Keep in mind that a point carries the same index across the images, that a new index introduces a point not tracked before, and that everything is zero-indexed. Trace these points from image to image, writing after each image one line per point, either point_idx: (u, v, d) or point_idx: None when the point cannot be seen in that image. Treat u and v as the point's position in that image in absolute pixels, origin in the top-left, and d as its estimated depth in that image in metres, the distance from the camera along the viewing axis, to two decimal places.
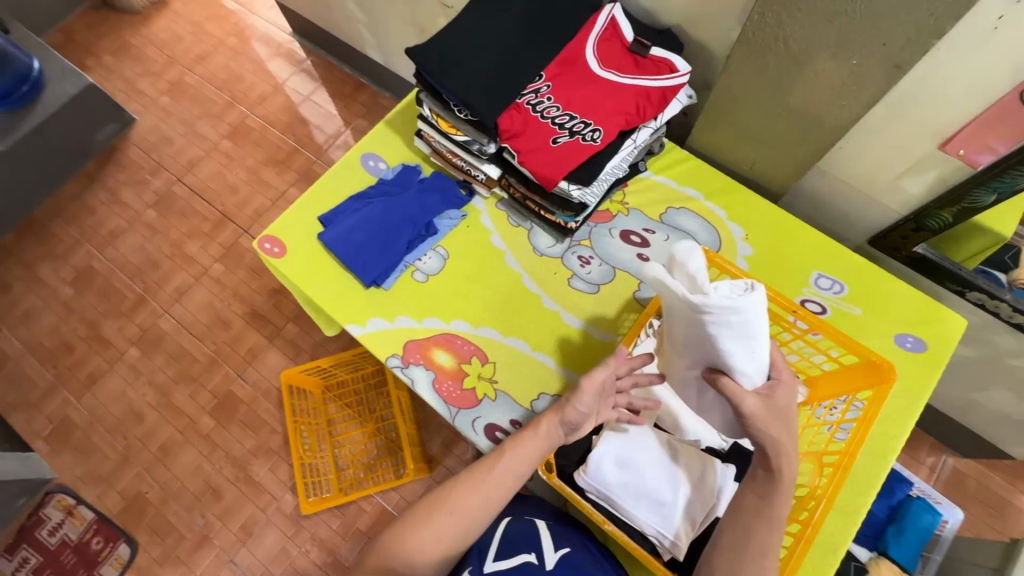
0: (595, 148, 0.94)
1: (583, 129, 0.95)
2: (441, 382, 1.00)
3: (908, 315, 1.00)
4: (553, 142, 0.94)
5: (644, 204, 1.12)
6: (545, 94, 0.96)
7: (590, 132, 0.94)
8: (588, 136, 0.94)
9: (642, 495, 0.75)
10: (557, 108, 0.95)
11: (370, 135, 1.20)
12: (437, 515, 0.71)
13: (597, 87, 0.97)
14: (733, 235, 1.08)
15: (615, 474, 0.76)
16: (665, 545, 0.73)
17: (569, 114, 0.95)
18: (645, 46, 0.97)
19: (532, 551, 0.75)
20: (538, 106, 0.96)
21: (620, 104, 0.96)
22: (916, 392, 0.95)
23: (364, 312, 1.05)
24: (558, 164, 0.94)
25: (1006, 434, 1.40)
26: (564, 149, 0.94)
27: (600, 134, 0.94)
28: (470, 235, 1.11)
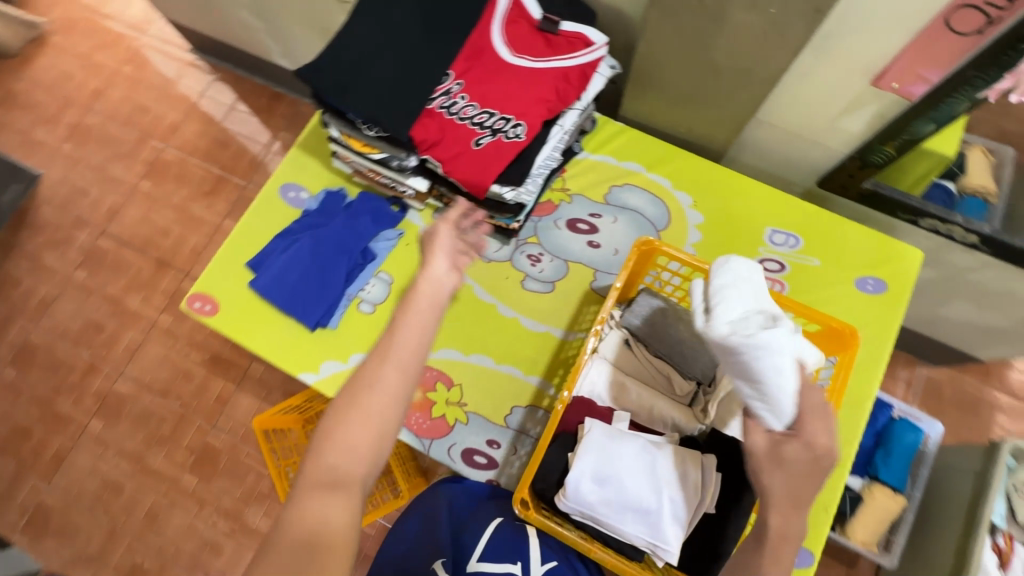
0: (521, 145, 0.87)
1: (504, 124, 0.87)
2: (409, 415, 0.95)
3: (865, 257, 0.99)
4: (475, 144, 0.87)
5: (586, 187, 1.06)
6: (457, 93, 0.88)
7: (513, 127, 0.87)
8: (511, 133, 0.87)
9: (627, 509, 0.72)
10: (473, 105, 0.87)
11: (285, 163, 1.11)
12: (340, 430, 0.63)
13: (510, 75, 0.88)
14: (681, 204, 1.04)
15: (595, 492, 0.73)
16: (659, 554, 0.71)
17: (487, 111, 0.87)
18: (555, 22, 0.89)
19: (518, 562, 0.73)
20: (452, 107, 0.87)
21: (540, 92, 0.88)
22: (882, 334, 0.95)
23: (314, 357, 0.99)
24: (485, 168, 0.86)
25: (974, 341, 1.43)
26: (488, 150, 0.87)
27: (524, 128, 0.87)
28: (411, 253, 1.03)
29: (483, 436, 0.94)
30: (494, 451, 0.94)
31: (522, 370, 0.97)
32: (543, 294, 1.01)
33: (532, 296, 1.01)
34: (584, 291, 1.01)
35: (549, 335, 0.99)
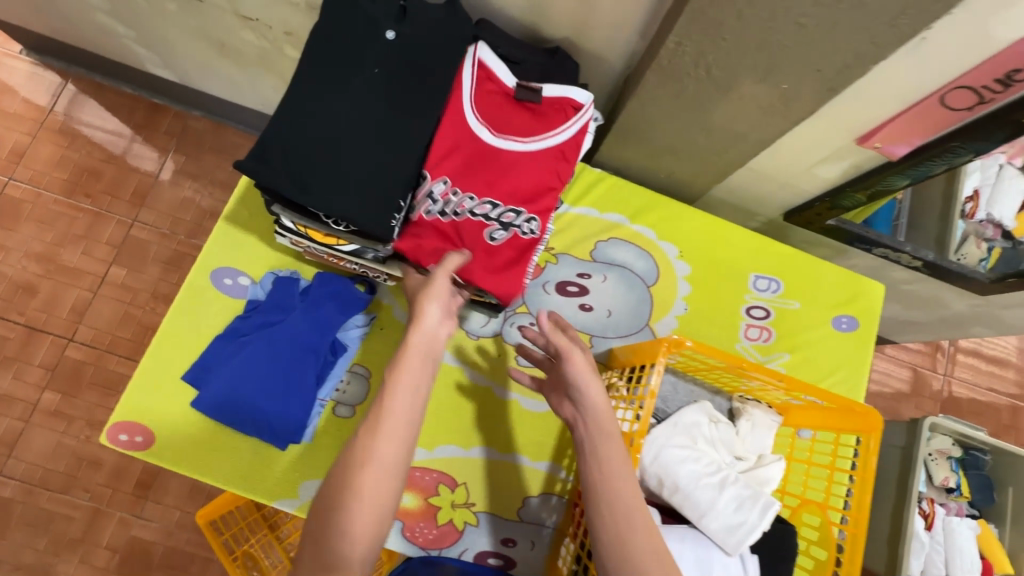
0: (537, 242, 0.80)
1: (516, 219, 0.79)
2: (412, 527, 0.86)
3: (837, 296, 1.03)
4: (490, 240, 0.78)
5: (570, 244, 0.99)
6: (446, 192, 0.76)
7: (526, 222, 0.79)
8: (525, 228, 0.79)
9: None
10: (472, 199, 0.77)
11: (211, 241, 0.91)
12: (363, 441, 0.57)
13: (505, 161, 0.78)
14: (668, 256, 1.01)
15: None
16: None
17: (489, 203, 0.77)
18: (534, 88, 0.78)
19: None
20: (448, 210, 0.76)
21: (543, 173, 0.79)
22: (859, 370, 1.00)
23: (290, 479, 0.84)
24: (504, 271, 0.78)
25: (895, 330, 1.59)
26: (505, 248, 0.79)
27: (537, 223, 0.79)
28: (388, 340, 0.91)
29: (497, 535, 0.87)
30: (510, 549, 0.88)
31: (529, 456, 0.90)
32: (540, 368, 0.94)
33: (529, 373, 0.93)
34: None
35: (552, 413, 0.92)
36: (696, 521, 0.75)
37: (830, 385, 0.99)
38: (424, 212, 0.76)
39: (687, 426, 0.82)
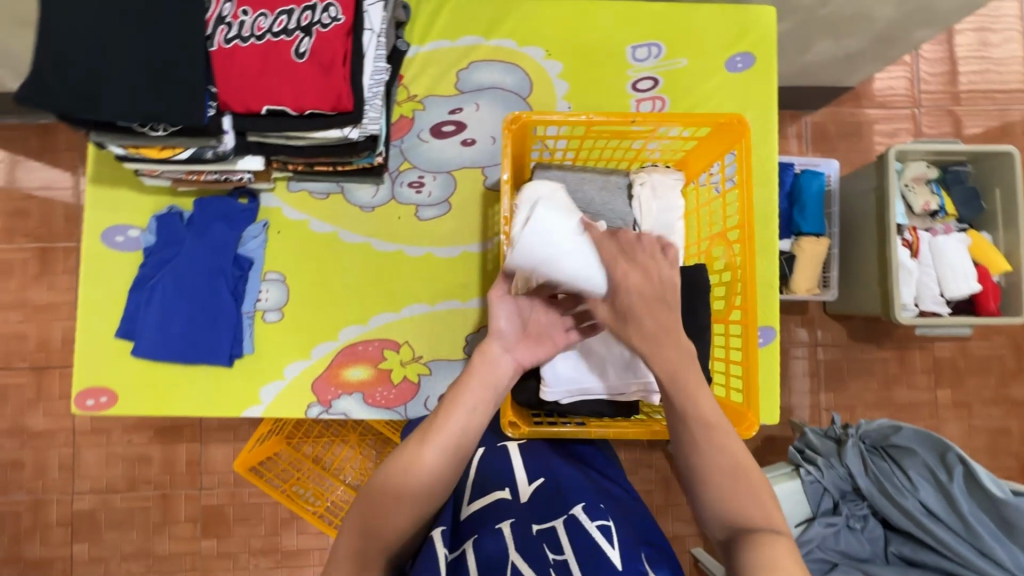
0: (346, 27, 0.74)
1: (314, 15, 0.74)
2: (372, 394, 0.91)
3: (726, 36, 0.95)
4: (298, 56, 0.73)
5: (432, 85, 0.94)
6: (236, 15, 0.73)
7: (325, 12, 0.73)
8: (326, 19, 0.74)
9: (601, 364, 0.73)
10: (264, 15, 0.73)
11: (88, 208, 0.91)
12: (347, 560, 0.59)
13: None
14: (536, 60, 0.95)
15: (569, 368, 0.73)
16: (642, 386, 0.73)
17: (283, 13, 0.73)
18: None
19: (504, 488, 0.74)
20: (244, 31, 0.72)
21: None
22: (765, 104, 0.95)
23: (250, 388, 0.90)
24: (324, 78, 0.73)
25: (842, 71, 1.49)
26: (314, 54, 0.73)
27: (337, 9, 0.74)
28: (288, 239, 0.92)
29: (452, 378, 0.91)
30: None
31: (459, 299, 0.92)
32: (443, 217, 0.93)
33: (433, 224, 0.93)
34: (481, 196, 0.93)
35: (467, 253, 0.93)
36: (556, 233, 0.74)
37: None
38: (221, 41, 0.72)
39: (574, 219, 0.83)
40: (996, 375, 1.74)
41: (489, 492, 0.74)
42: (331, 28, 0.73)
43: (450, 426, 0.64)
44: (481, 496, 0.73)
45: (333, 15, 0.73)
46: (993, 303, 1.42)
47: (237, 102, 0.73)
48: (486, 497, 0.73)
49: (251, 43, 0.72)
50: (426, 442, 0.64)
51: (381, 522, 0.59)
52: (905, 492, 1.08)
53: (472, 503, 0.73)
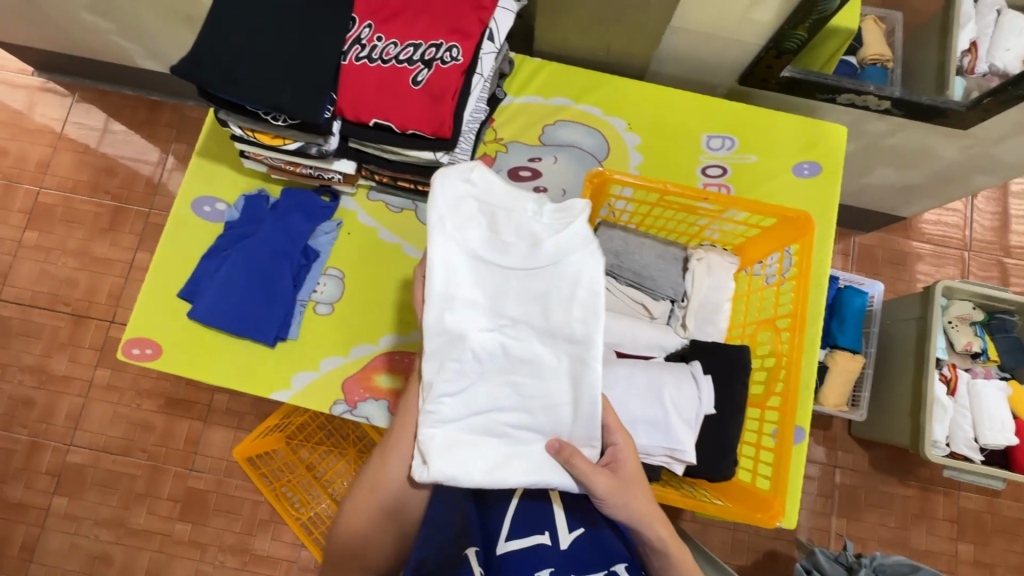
0: (462, 69, 0.81)
1: (437, 52, 0.81)
2: (397, 404, 0.93)
3: (797, 143, 1.02)
4: (414, 83, 0.80)
5: (518, 133, 1.02)
6: (370, 38, 0.81)
7: (446, 50, 0.81)
8: (447, 57, 0.81)
9: (638, 422, 0.72)
10: (393, 43, 0.81)
11: (187, 176, 1.00)
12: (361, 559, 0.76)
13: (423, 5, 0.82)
14: (617, 130, 1.02)
15: None
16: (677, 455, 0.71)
17: (410, 45, 0.81)
18: None
19: (544, 532, 0.69)
20: (373, 53, 0.81)
21: (454, 19, 0.82)
22: (825, 212, 1.00)
23: (285, 372, 0.93)
24: (432, 107, 0.81)
25: (896, 200, 1.54)
26: (428, 85, 0.80)
27: (458, 50, 0.81)
28: (355, 241, 0.98)
29: None
30: None
31: None
32: None
33: None
34: None
35: None
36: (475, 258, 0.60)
37: None
38: (353, 58, 0.80)
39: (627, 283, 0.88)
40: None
41: (529, 534, 0.69)
42: (447, 66, 0.80)
43: (390, 470, 0.73)
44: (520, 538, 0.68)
45: (451, 54, 0.81)
46: None
47: (350, 109, 0.81)
48: (527, 541, 0.68)
49: (377, 65, 0.80)
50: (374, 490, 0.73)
51: (361, 550, 0.75)
52: None
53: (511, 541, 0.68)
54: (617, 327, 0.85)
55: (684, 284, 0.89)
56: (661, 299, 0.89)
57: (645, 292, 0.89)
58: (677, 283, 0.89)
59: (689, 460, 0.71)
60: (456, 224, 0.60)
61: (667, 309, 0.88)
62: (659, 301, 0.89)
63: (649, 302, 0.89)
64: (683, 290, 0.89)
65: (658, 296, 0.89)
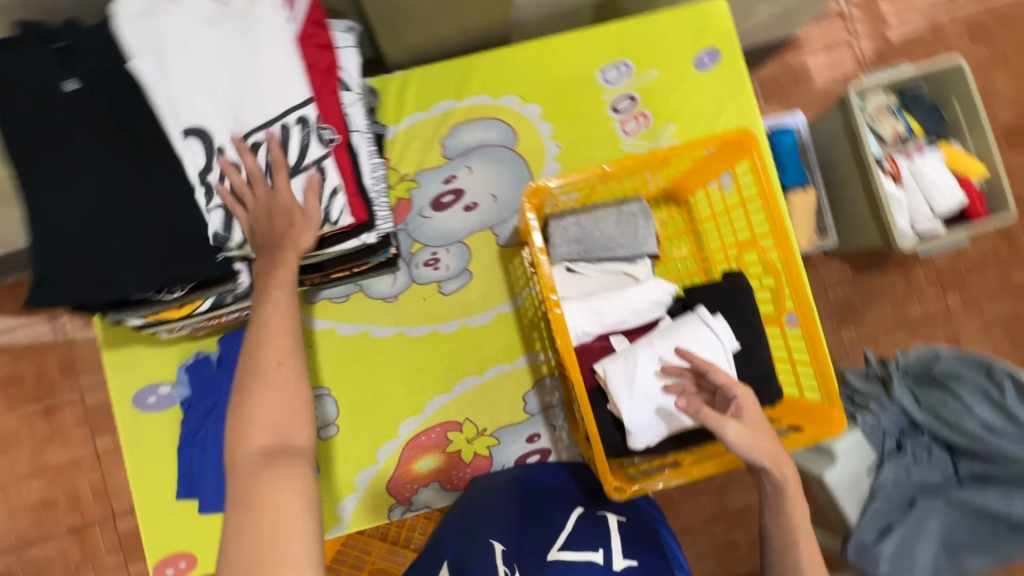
0: (341, 143, 0.73)
1: (311, 137, 0.70)
2: (448, 478, 0.90)
3: (687, 37, 0.96)
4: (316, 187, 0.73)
5: (419, 159, 0.94)
6: (230, 164, 0.68)
7: (321, 131, 0.70)
8: (325, 140, 0.71)
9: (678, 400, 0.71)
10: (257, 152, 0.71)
11: (110, 374, 0.88)
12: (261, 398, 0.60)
13: None
14: (514, 108, 0.95)
15: (649, 411, 0.71)
16: None
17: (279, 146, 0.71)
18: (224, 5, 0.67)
19: (598, 550, 0.64)
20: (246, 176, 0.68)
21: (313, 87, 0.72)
22: (742, 93, 0.96)
23: (325, 510, 0.89)
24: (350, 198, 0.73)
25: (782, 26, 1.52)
26: (331, 174, 0.71)
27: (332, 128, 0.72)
28: (321, 350, 0.91)
29: (519, 441, 0.91)
30: (537, 442, 0.92)
31: (506, 361, 0.92)
32: (466, 286, 0.92)
33: (458, 297, 0.92)
34: (497, 255, 0.93)
35: (501, 314, 0.92)
36: (207, 123, 0.67)
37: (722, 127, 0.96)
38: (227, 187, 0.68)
39: (147, 40, 0.65)
40: None
41: (584, 551, 0.64)
42: (333, 148, 0.72)
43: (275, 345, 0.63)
44: (572, 550, 0.64)
45: (328, 135, 0.72)
46: (979, 206, 1.47)
47: None
48: (580, 555, 0.63)
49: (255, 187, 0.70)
50: (283, 364, 0.62)
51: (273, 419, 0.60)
52: (961, 415, 1.06)
53: (563, 552, 0.64)
54: (611, 306, 0.81)
55: (298, 118, 0.69)
56: (276, 132, 0.69)
57: (209, 102, 0.67)
58: (282, 116, 0.69)
59: None
60: (193, 109, 0.67)
61: (317, 183, 0.71)
62: (293, 153, 0.70)
63: (265, 151, 0.69)
64: (296, 124, 0.69)
65: (262, 116, 0.68)
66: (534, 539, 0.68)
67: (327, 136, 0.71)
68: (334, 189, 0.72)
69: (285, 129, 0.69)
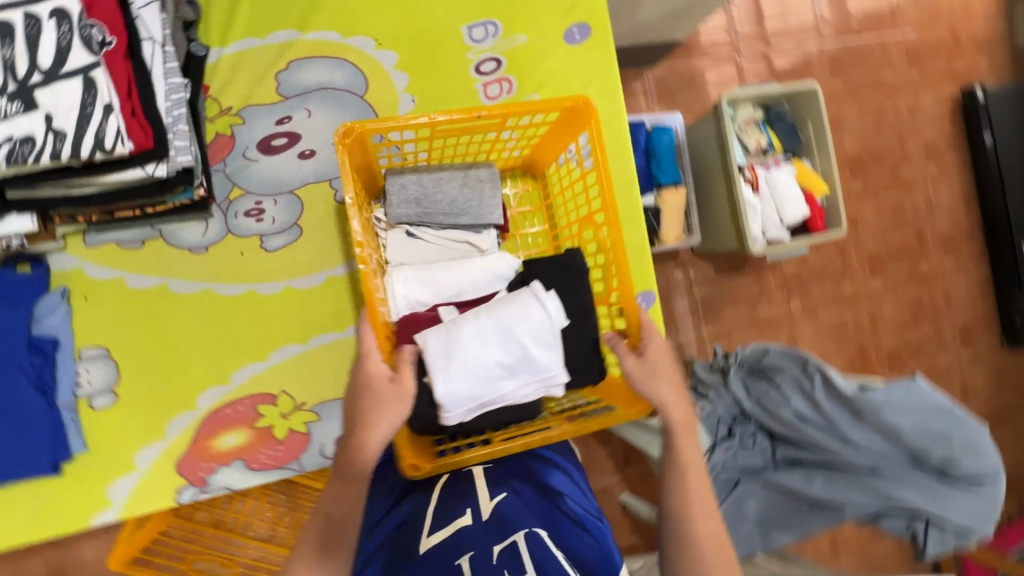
0: (119, 51, 0.61)
1: (67, 33, 0.58)
2: (254, 458, 0.79)
3: (559, 6, 0.92)
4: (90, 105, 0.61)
5: (247, 93, 0.81)
6: None
7: (86, 27, 0.59)
8: (91, 40, 0.59)
9: (499, 377, 0.68)
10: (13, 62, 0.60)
11: None
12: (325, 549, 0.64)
13: None
14: (365, 51, 0.85)
15: (466, 386, 0.66)
16: (546, 386, 0.70)
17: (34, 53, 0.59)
18: None
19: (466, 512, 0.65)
20: None
21: None
22: (609, 71, 0.94)
23: (91, 493, 0.75)
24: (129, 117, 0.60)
25: (670, 27, 1.55)
26: (96, 83, 0.58)
27: (104, 28, 0.60)
28: (100, 303, 0.76)
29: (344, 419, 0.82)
30: None
31: (333, 330, 0.82)
32: (294, 243, 0.82)
33: (284, 254, 0.81)
34: (334, 212, 0.83)
35: (334, 277, 0.82)
36: None
37: None
38: None
39: None
40: (852, 284, 1.91)
41: (451, 522, 0.64)
42: (103, 54, 0.60)
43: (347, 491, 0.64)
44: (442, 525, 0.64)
45: (98, 36, 0.60)
46: (820, 221, 1.63)
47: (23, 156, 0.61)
48: (447, 530, 0.63)
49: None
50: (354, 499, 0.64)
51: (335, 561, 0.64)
52: (780, 404, 1.14)
53: (432, 534, 0.63)
54: (450, 276, 0.77)
55: (52, 11, 0.58)
56: (18, 23, 0.58)
57: None
58: (26, 5, 0.58)
59: (562, 381, 0.70)
60: None
61: (81, 93, 0.58)
62: (46, 55, 0.58)
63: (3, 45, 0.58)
64: (47, 17, 0.58)
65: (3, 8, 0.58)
66: (408, 542, 0.65)
67: (93, 40, 0.59)
68: (107, 106, 0.59)
69: (29, 21, 0.58)
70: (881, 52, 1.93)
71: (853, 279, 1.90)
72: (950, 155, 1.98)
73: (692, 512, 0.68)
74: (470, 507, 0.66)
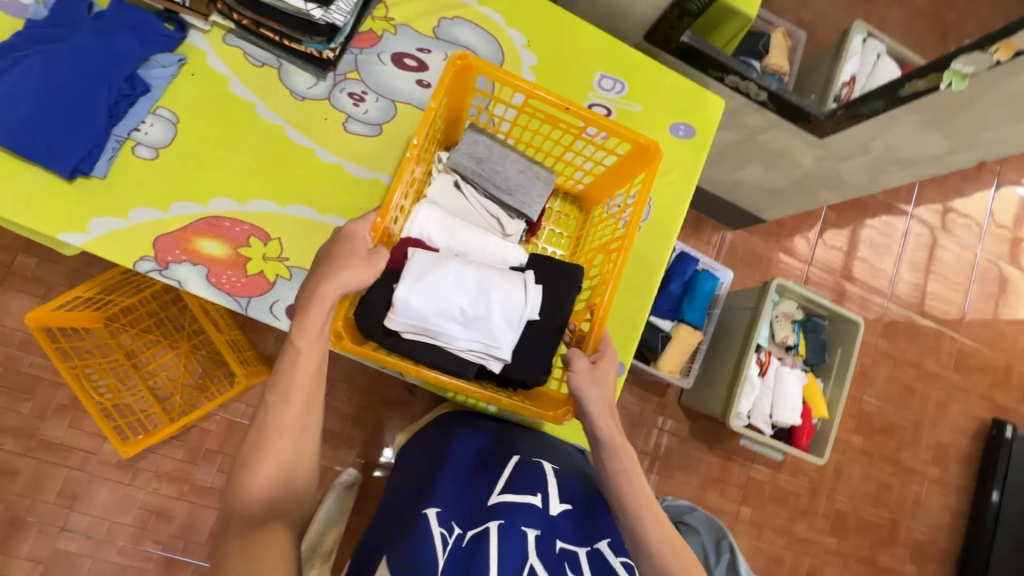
0: None
1: None
2: (218, 274, 0.83)
3: (679, 104, 1.05)
4: None
5: (411, 17, 0.95)
6: None
7: None
8: None
9: (453, 319, 0.71)
10: None
11: None
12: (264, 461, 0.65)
13: None
14: (514, 44, 0.99)
15: (425, 304, 0.70)
16: (487, 352, 0.72)
17: None
18: None
19: (536, 494, 0.78)
20: None
21: None
22: (689, 173, 1.04)
23: (79, 213, 0.80)
24: None
25: (762, 202, 1.67)
26: None
27: None
28: (199, 85, 0.87)
29: None
30: None
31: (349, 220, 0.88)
32: (368, 138, 0.91)
33: (354, 141, 0.90)
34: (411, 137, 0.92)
35: (378, 182, 0.90)
36: None
37: (658, 186, 1.03)
38: None
39: None
40: (807, 527, 1.81)
41: (523, 494, 0.78)
42: None
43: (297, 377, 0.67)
44: (516, 494, 0.78)
45: None
46: (805, 439, 1.61)
47: None
48: (520, 498, 0.78)
49: None
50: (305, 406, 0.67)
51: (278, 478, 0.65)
52: None
53: (504, 495, 0.78)
54: (468, 236, 0.82)
55: None
56: None
57: None
58: None
59: (503, 358, 0.73)
60: None
61: None
62: None
63: None
64: None
65: None
66: (473, 490, 0.80)
67: None
68: None
69: None
70: (934, 341, 1.98)
71: (811, 523, 1.81)
72: (955, 469, 1.94)
73: (639, 510, 0.74)
74: (540, 491, 0.79)
